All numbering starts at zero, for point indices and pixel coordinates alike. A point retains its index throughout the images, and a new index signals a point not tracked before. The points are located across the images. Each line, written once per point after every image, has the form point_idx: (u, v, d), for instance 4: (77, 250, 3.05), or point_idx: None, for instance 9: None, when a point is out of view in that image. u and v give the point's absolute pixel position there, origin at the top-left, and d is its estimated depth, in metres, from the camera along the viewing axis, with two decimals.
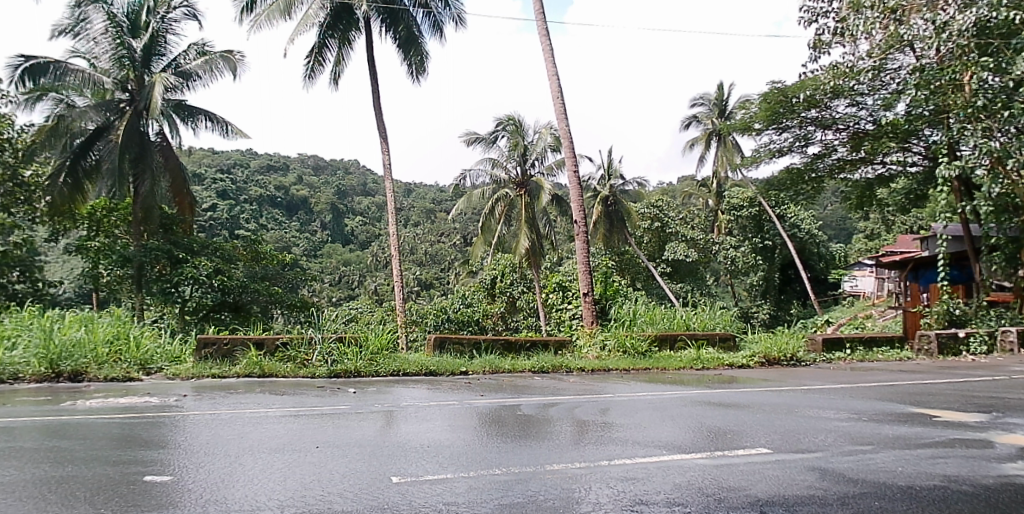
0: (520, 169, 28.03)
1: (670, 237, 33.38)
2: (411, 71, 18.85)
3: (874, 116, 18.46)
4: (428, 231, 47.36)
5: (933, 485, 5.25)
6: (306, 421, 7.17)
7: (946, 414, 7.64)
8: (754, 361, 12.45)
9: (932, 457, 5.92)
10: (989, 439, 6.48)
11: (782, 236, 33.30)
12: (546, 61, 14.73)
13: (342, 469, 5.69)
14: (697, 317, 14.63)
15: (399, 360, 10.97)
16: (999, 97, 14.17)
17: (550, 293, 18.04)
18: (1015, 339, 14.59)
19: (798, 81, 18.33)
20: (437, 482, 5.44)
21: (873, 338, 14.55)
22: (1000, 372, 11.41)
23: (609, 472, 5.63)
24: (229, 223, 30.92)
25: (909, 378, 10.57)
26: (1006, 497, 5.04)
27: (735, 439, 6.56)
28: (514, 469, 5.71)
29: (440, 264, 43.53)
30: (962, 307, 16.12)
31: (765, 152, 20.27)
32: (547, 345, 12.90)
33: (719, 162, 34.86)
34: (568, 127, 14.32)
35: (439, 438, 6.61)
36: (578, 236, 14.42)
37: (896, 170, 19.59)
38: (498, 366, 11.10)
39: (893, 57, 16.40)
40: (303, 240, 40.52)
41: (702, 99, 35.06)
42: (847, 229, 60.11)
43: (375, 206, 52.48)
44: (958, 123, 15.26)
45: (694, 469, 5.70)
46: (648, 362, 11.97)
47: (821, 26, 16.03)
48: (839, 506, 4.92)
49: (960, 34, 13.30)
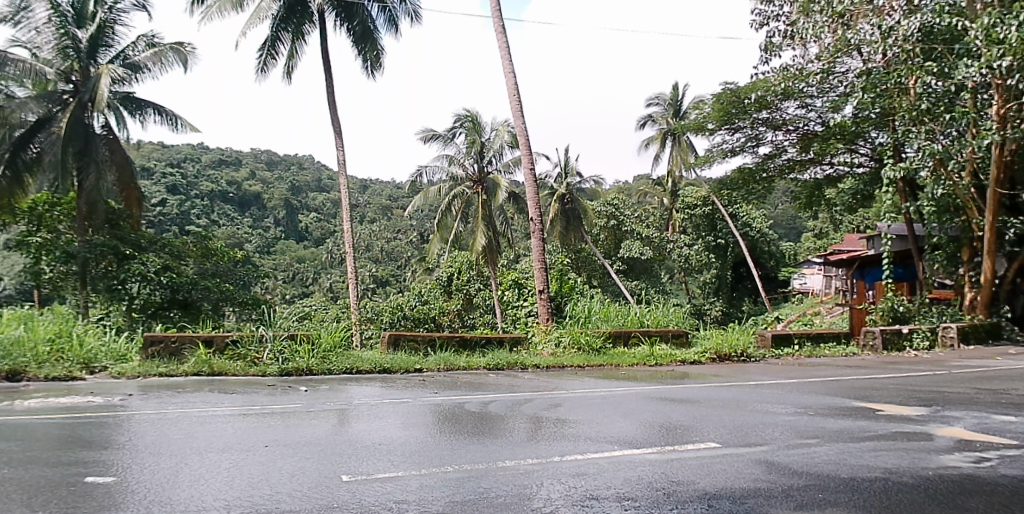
0: (477, 166, 27.93)
1: (626, 235, 33.95)
2: (366, 67, 18.74)
3: (823, 118, 18.88)
4: (385, 228, 46.94)
5: (874, 477, 5.40)
6: (255, 420, 7.06)
7: (888, 408, 7.87)
8: (705, 357, 12.65)
9: (873, 450, 6.09)
10: (929, 432, 6.68)
11: (734, 235, 33.81)
12: (502, 59, 14.76)
13: (293, 469, 5.63)
14: (650, 314, 14.80)
15: (352, 358, 10.87)
16: (942, 101, 14.71)
17: (507, 290, 18.24)
18: (956, 335, 15.17)
19: (749, 83, 18.66)
20: (388, 480, 5.42)
21: (820, 335, 14.89)
22: (941, 367, 11.75)
23: (561, 468, 5.68)
24: (179, 219, 30.23)
25: (854, 374, 10.86)
26: (945, 488, 5.20)
27: (686, 434, 6.67)
28: (466, 466, 5.71)
29: (396, 262, 43.42)
30: (905, 305, 16.59)
31: (718, 152, 20.63)
32: (502, 341, 12.90)
33: (673, 162, 35.29)
34: (524, 125, 14.41)
35: (391, 436, 6.57)
36: (534, 234, 14.43)
37: (844, 171, 20.13)
38: (452, 363, 11.08)
39: (841, 60, 16.79)
40: (256, 236, 39.80)
41: (658, 99, 35.37)
42: (796, 228, 61.72)
43: (330, 203, 51.82)
44: (903, 126, 15.67)
45: (645, 464, 5.77)
46: (602, 359, 12.05)
47: (771, 29, 16.48)
48: (784, 499, 5.03)
49: (905, 41, 14.26)
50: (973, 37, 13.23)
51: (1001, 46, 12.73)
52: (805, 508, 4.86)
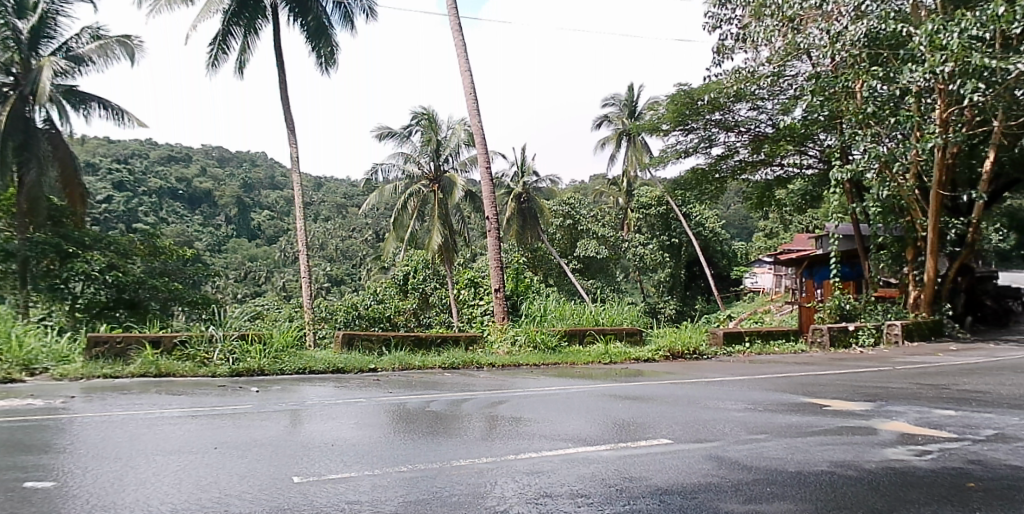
0: (433, 164, 27.76)
1: (581, 234, 34.14)
2: (320, 63, 18.53)
3: (774, 120, 19.20)
4: (340, 226, 46.41)
5: (821, 471, 5.52)
6: (204, 422, 6.92)
7: (834, 403, 8.07)
8: (659, 355, 12.81)
9: (819, 444, 6.24)
10: (874, 427, 6.86)
11: (687, 234, 34.26)
12: (459, 57, 14.71)
13: (242, 471, 5.52)
14: (605, 313, 14.92)
15: (305, 358, 10.72)
16: (887, 105, 15.12)
17: (463, 290, 18.23)
18: (900, 331, 15.61)
19: (703, 84, 18.92)
20: (340, 481, 5.36)
21: (770, 332, 15.19)
22: (886, 364, 12.08)
23: (516, 466, 5.68)
24: (126, 216, 29.45)
25: (803, 370, 11.09)
26: (887, 480, 5.34)
27: (640, 431, 6.73)
28: (420, 466, 5.68)
29: (351, 261, 43.01)
30: (852, 303, 17.01)
31: (672, 153, 20.88)
32: (457, 340, 12.87)
33: (629, 162, 35.62)
34: (481, 124, 14.39)
35: (344, 436, 6.49)
36: (490, 233, 14.41)
37: (793, 172, 20.61)
38: (407, 363, 11.01)
39: (791, 64, 17.15)
40: (207, 234, 38.99)
41: (613, 99, 35.62)
42: (748, 228, 62.83)
43: (283, 200, 50.99)
44: (849, 129, 16.05)
45: (598, 461, 5.80)
46: (558, 357, 12.11)
47: (724, 32, 16.78)
48: (733, 492, 5.12)
49: (853, 45, 14.67)
50: (917, 43, 13.67)
51: (944, 52, 13.15)
52: (754, 502, 4.95)
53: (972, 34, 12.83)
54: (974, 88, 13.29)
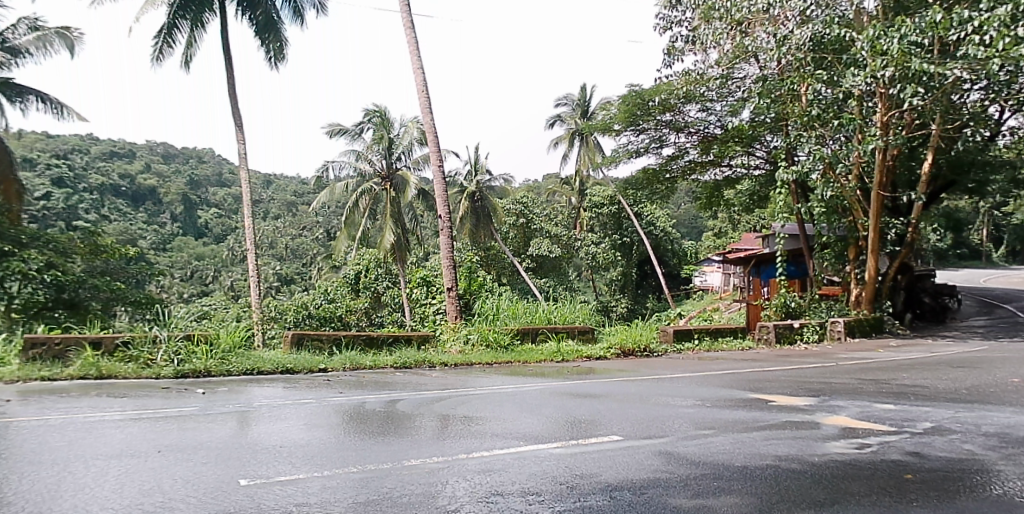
0: (385, 162, 27.56)
1: (534, 234, 34.28)
2: (269, 58, 18.22)
3: (722, 122, 19.50)
4: (290, 224, 45.71)
5: (766, 465, 5.64)
6: (147, 425, 6.75)
7: (780, 399, 8.25)
8: (610, 353, 12.93)
9: (765, 439, 6.38)
10: (817, 421, 7.04)
11: (639, 233, 34.73)
12: (411, 55, 14.63)
13: (188, 475, 5.41)
14: (558, 312, 15.00)
15: (252, 359, 10.52)
16: (832, 107, 15.52)
17: (415, 289, 18.18)
18: (843, 329, 16.02)
19: (655, 85, 19.10)
20: (289, 483, 5.29)
21: (718, 330, 15.46)
22: (830, 360, 12.40)
23: (467, 465, 5.67)
24: (66, 214, 28.46)
25: (750, 367, 11.32)
26: (829, 473, 5.48)
27: (592, 428, 6.79)
28: (370, 467, 5.63)
29: (301, 260, 42.47)
30: (797, 301, 17.42)
31: (624, 153, 21.09)
32: (409, 340, 12.78)
33: (581, 161, 35.85)
34: (433, 122, 14.34)
35: (294, 438, 6.41)
36: (443, 232, 14.34)
37: (741, 173, 21.05)
38: (358, 363, 10.90)
39: (739, 66, 17.50)
40: (151, 233, 37.94)
41: (566, 99, 35.83)
42: (698, 227, 63.99)
43: (231, 198, 50.02)
44: (795, 131, 16.41)
45: (549, 458, 5.83)
46: (510, 355, 12.13)
47: (674, 34, 17.04)
48: (682, 488, 5.20)
49: (798, 49, 15.05)
50: (859, 48, 14.07)
51: (884, 58, 13.56)
52: (701, 497, 5.03)
53: (911, 40, 13.29)
54: (913, 92, 13.75)
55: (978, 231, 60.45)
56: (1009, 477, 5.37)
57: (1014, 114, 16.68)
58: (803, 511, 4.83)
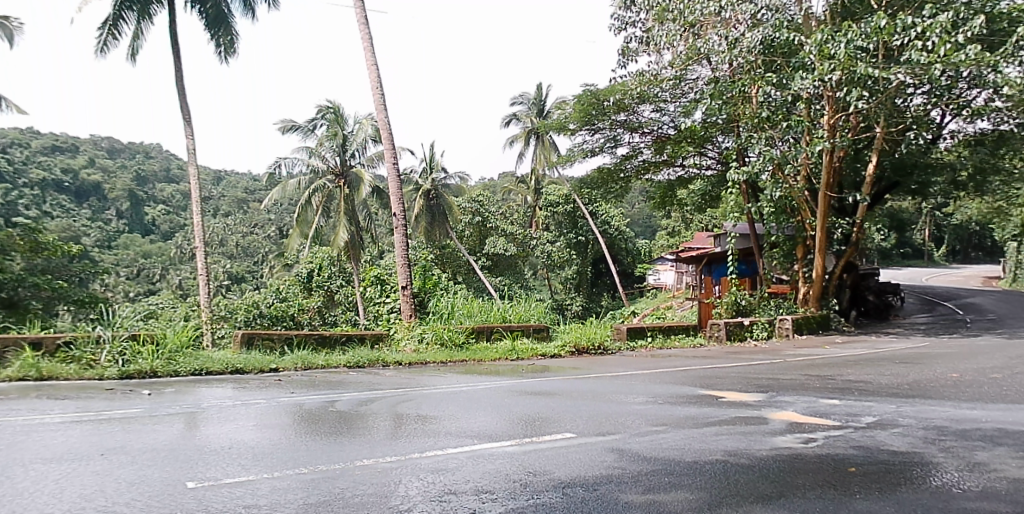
0: (339, 159, 27.28)
1: (490, 232, 34.29)
2: (219, 52, 17.88)
3: (675, 122, 19.68)
4: (241, 221, 44.87)
5: (716, 460, 5.74)
6: (90, 427, 6.55)
7: (730, 395, 8.39)
8: (565, 351, 12.99)
9: (714, 434, 6.48)
10: (765, 417, 7.17)
11: (594, 232, 35.20)
12: (365, 51, 14.49)
13: (131, 478, 5.27)
14: (513, 310, 15.02)
15: (201, 359, 10.31)
16: (781, 109, 15.82)
17: (370, 287, 18.04)
18: (791, 326, 16.36)
19: (609, 85, 19.19)
20: (237, 485, 5.19)
21: (670, 327, 15.68)
22: (778, 357, 12.66)
23: (420, 464, 5.64)
24: (4, 209, 27.44)
25: (702, 364, 11.49)
26: (776, 467, 5.60)
27: (546, 425, 6.82)
28: (322, 467, 5.57)
29: (252, 258, 41.84)
30: (747, 299, 17.73)
31: (579, 152, 21.21)
32: (363, 339, 12.68)
33: (537, 161, 35.94)
34: (388, 119, 14.23)
35: (244, 439, 6.30)
36: (397, 230, 14.23)
37: (694, 173, 21.38)
38: (310, 362, 10.75)
39: (691, 67, 17.76)
40: (95, 230, 36.84)
41: (522, 98, 35.89)
42: (652, 227, 64.90)
43: (180, 195, 48.90)
44: (747, 132, 16.69)
45: (503, 456, 5.84)
46: (464, 354, 12.11)
47: (629, 34, 17.19)
48: (633, 484, 5.25)
49: (749, 52, 15.36)
50: (808, 51, 14.39)
51: (832, 62, 13.87)
52: (652, 492, 5.09)
53: (857, 45, 13.64)
54: (858, 95, 14.10)
55: (921, 232, 62.42)
56: (946, 468, 5.56)
57: (954, 118, 17.25)
58: (750, 504, 4.92)
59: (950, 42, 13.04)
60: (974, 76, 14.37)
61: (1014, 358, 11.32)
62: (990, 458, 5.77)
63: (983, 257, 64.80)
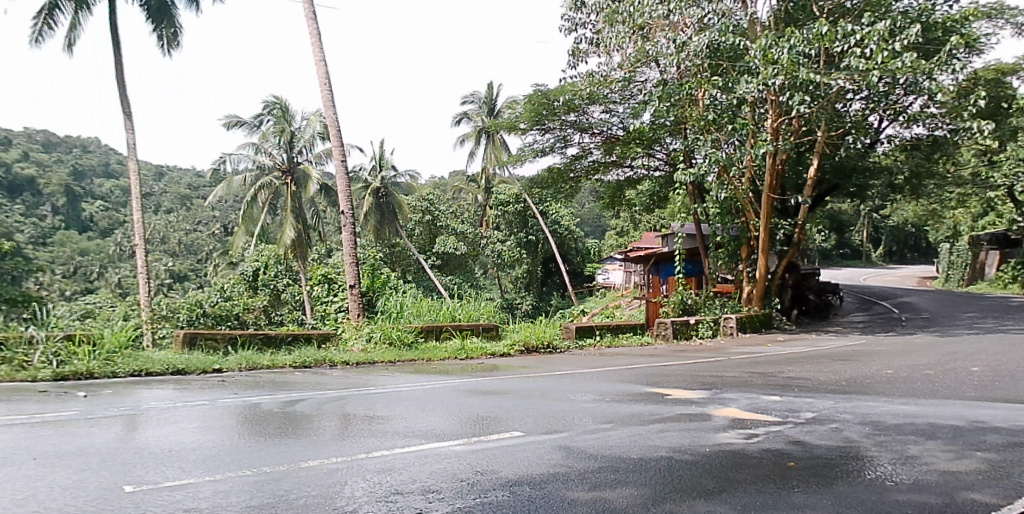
0: (286, 155, 26.86)
1: (440, 231, 34.17)
2: (161, 45, 17.41)
3: (624, 124, 19.85)
4: (184, 218, 43.81)
5: (660, 456, 5.83)
6: (22, 431, 6.32)
7: (675, 392, 8.53)
8: (514, 350, 13.04)
9: (660, 431, 6.58)
10: (709, 413, 7.31)
11: (544, 232, 35.39)
12: (313, 46, 14.30)
13: (66, 482, 5.11)
14: (463, 310, 15.01)
15: (141, 360, 10.05)
16: (726, 112, 16.10)
17: (316, 286, 17.83)
18: (735, 324, 16.71)
19: (559, 85, 19.25)
20: (177, 488, 5.08)
21: (619, 326, 15.85)
22: (723, 355, 12.92)
23: (366, 465, 5.60)
24: None
25: (649, 362, 11.64)
26: (719, 463, 5.71)
27: (494, 424, 6.84)
28: (266, 469, 5.48)
29: (196, 256, 40.94)
30: (693, 298, 18.03)
31: (529, 152, 21.26)
32: (310, 338, 12.51)
33: (487, 160, 35.96)
34: (336, 116, 14.06)
35: (185, 441, 6.15)
36: (345, 228, 14.06)
37: (642, 173, 21.66)
38: (255, 362, 10.56)
39: (640, 69, 17.98)
40: (29, 226, 35.54)
41: (473, 97, 35.84)
42: (600, 226, 65.68)
43: (119, 190, 47.46)
44: (693, 134, 16.97)
45: (451, 456, 5.84)
46: (414, 354, 12.06)
47: (579, 36, 17.35)
48: (580, 481, 5.30)
49: (695, 55, 15.66)
50: (753, 56, 14.73)
51: (776, 67, 14.17)
52: (599, 489, 5.14)
53: (800, 51, 14.03)
54: (801, 100, 14.41)
55: (859, 233, 64.38)
56: (880, 461, 5.75)
57: (891, 123, 17.84)
58: (693, 499, 5.02)
59: (887, 49, 13.51)
60: (910, 84, 14.84)
61: (946, 356, 11.75)
62: (921, 452, 5.98)
63: (917, 258, 67.18)
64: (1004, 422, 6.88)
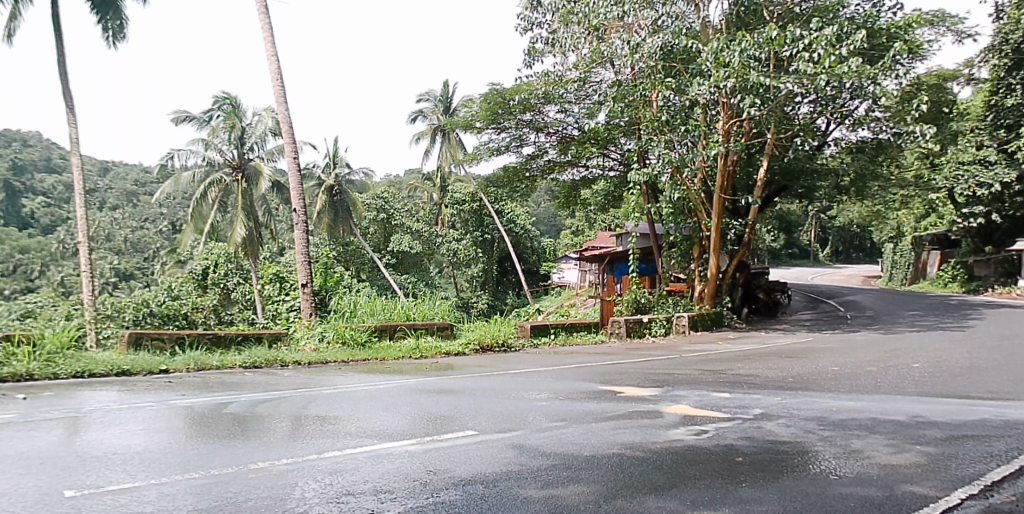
0: (237, 152, 26.37)
1: (395, 229, 33.93)
2: (106, 37, 16.96)
3: (579, 124, 19.98)
4: (130, 214, 42.74)
5: (612, 453, 5.89)
6: None
7: (628, 390, 8.61)
8: (469, 349, 13.03)
9: (612, 428, 6.65)
10: (660, 410, 7.40)
11: (500, 231, 35.31)
12: (265, 41, 14.06)
13: (4, 488, 4.95)
14: (417, 309, 14.94)
15: (85, 360, 9.78)
16: (679, 113, 16.27)
17: (268, 285, 17.58)
18: (687, 323, 16.93)
19: (515, 84, 19.25)
20: (121, 492, 4.95)
21: (573, 325, 15.95)
22: (675, 352, 13.09)
23: (318, 466, 5.53)
24: None
25: (603, 360, 11.74)
26: (669, 459, 5.79)
27: (448, 423, 6.83)
28: (213, 472, 5.37)
29: (142, 254, 40.00)
30: (647, 296, 18.24)
31: (485, 150, 21.25)
32: (261, 338, 12.30)
33: (443, 158, 35.85)
34: (288, 112, 13.85)
35: (129, 444, 6.00)
36: (297, 226, 13.85)
37: (597, 173, 21.82)
38: (204, 363, 10.35)
39: (595, 70, 18.12)
40: None
41: (428, 95, 35.69)
42: (556, 225, 66.12)
43: (62, 186, 46.05)
44: (647, 134, 17.14)
45: (404, 456, 5.80)
46: (367, 353, 11.93)
47: (535, 35, 17.41)
48: (532, 479, 5.32)
49: (649, 57, 15.84)
50: (704, 58, 14.94)
51: (727, 69, 14.43)
52: (551, 487, 5.17)
53: (751, 54, 14.30)
54: (751, 102, 14.66)
55: (807, 233, 65.82)
56: (825, 456, 5.89)
57: (838, 126, 18.27)
58: (644, 495, 5.07)
59: (833, 54, 13.87)
60: (855, 88, 15.17)
61: (889, 353, 12.08)
62: (864, 446, 6.15)
63: (862, 257, 68.78)
64: (944, 417, 7.10)
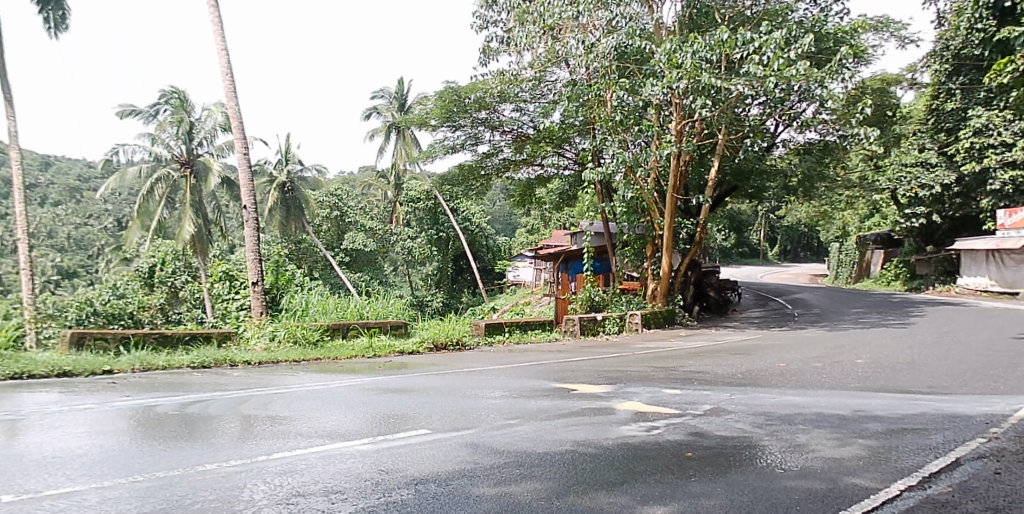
0: (185, 147, 25.82)
1: (348, 227, 33.58)
2: (47, 27, 16.45)
3: (534, 122, 20.03)
4: (74, 211, 41.50)
5: (565, 450, 5.93)
6: None
7: (581, 387, 8.67)
8: (423, 347, 12.97)
9: (565, 425, 6.69)
10: (612, 407, 7.47)
11: (455, 229, 35.14)
12: (216, 35, 13.79)
13: None
14: (371, 307, 14.83)
15: (24, 361, 9.47)
16: (634, 113, 16.36)
17: (216, 283, 17.29)
18: (639, 320, 17.09)
19: (470, 82, 19.21)
20: (61, 496, 4.83)
21: (527, 323, 16.00)
22: (628, 350, 13.21)
23: (267, 467, 5.46)
24: None
25: (556, 357, 11.80)
26: (620, 455, 5.86)
27: (401, 423, 6.79)
28: (158, 474, 5.26)
29: (86, 252, 38.83)
30: (600, 294, 18.39)
31: (440, 148, 21.17)
32: (209, 337, 12.05)
33: (398, 155, 35.59)
34: (239, 107, 13.60)
35: (70, 447, 5.83)
36: (248, 223, 13.61)
37: (552, 172, 21.91)
38: (149, 363, 10.10)
39: (551, 69, 18.17)
40: None
41: (383, 92, 35.40)
42: (511, 224, 66.24)
43: (1, 181, 44.48)
44: (601, 134, 17.26)
45: (355, 456, 5.75)
46: (319, 353, 11.77)
47: (490, 34, 17.40)
48: (486, 476, 5.33)
49: (603, 56, 15.97)
50: (658, 59, 15.13)
51: (679, 70, 14.62)
52: (503, 484, 5.18)
53: (702, 56, 14.49)
54: (703, 103, 14.91)
55: (757, 233, 67.02)
56: (772, 450, 6.02)
57: (787, 128, 18.64)
58: (595, 491, 5.12)
59: (782, 57, 14.14)
60: (802, 90, 15.38)
61: (835, 349, 12.38)
62: (809, 440, 6.31)
63: (811, 257, 70.29)
64: (885, 411, 7.32)
